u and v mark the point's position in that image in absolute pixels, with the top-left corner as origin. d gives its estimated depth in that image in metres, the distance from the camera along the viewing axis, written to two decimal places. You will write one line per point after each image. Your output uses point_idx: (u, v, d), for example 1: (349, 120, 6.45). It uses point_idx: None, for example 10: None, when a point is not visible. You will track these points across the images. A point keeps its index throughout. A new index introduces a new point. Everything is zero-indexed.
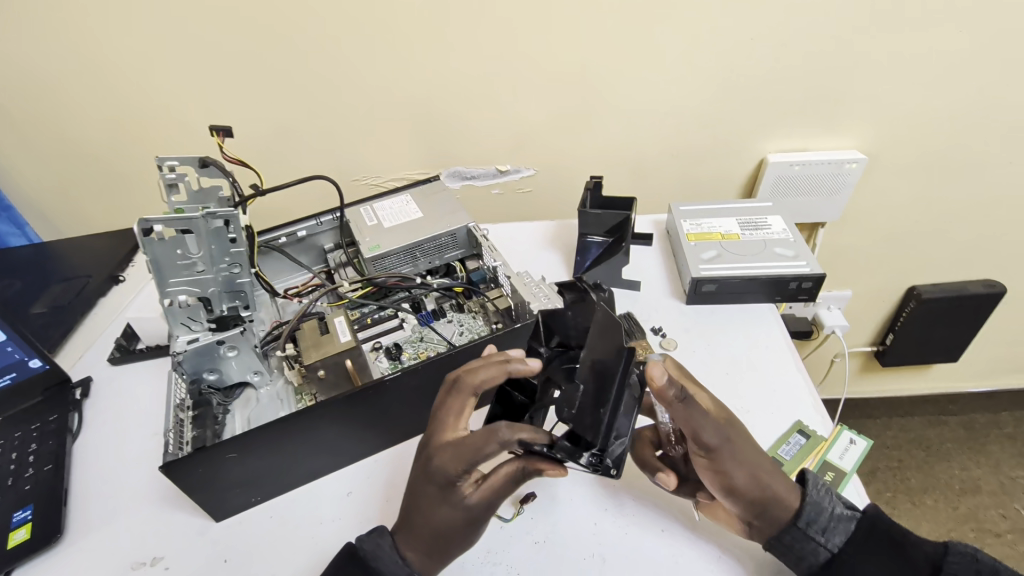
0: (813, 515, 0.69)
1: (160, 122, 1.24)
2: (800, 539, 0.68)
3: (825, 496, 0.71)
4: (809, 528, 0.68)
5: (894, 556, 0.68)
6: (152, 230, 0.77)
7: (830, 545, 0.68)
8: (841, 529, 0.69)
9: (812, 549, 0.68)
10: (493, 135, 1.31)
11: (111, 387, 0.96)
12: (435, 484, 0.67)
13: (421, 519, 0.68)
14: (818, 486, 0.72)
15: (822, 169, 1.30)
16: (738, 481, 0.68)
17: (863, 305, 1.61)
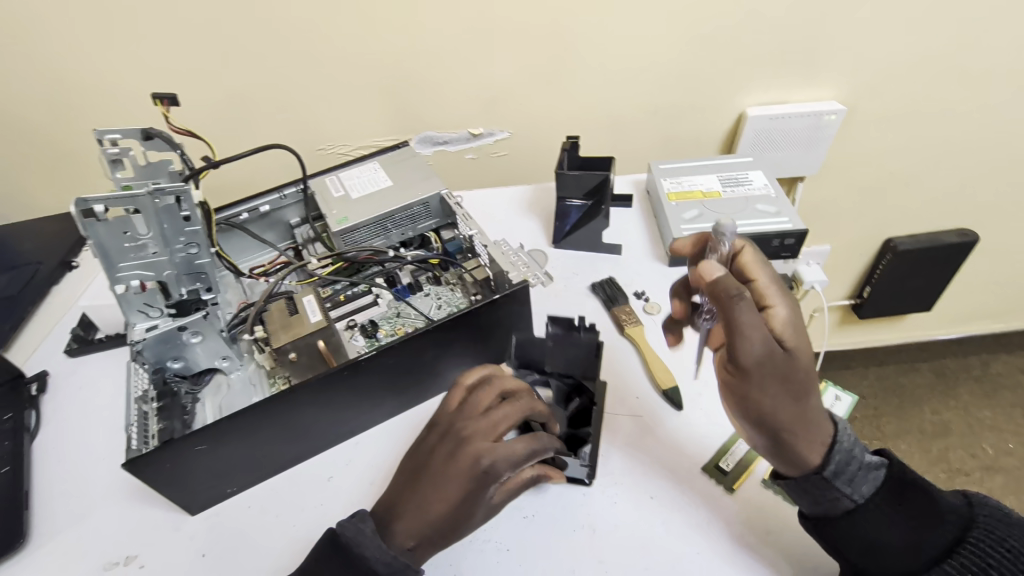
0: (842, 465, 0.65)
1: (100, 93, 1.14)
2: (823, 488, 0.65)
3: (855, 447, 0.68)
4: (836, 478, 0.65)
5: (920, 510, 0.64)
6: (92, 211, 0.70)
7: (854, 496, 0.65)
8: (869, 481, 0.66)
9: (834, 499, 0.65)
10: (463, 97, 1.24)
11: (71, 380, 0.90)
12: (479, 485, 0.63)
13: (444, 514, 0.63)
14: (846, 434, 0.68)
15: (802, 121, 1.27)
16: (779, 408, 0.66)
17: (841, 259, 1.62)
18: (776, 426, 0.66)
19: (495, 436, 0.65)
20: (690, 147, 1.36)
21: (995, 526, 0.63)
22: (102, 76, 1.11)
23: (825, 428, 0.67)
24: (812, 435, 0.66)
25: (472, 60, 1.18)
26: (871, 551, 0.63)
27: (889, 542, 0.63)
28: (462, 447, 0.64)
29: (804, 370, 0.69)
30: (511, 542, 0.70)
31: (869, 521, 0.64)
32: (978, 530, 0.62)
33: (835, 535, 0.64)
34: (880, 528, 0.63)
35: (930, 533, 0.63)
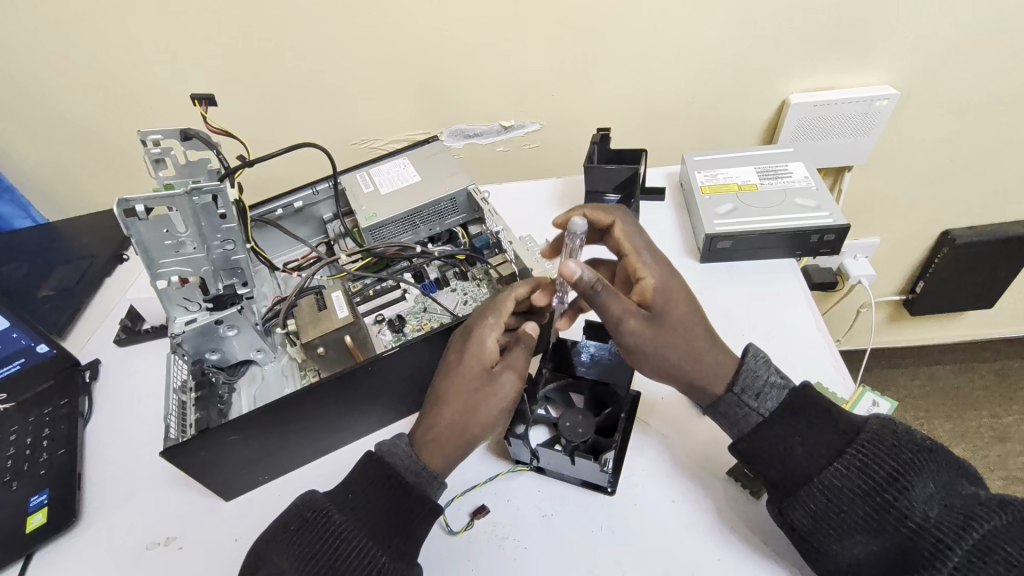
0: (748, 382, 0.71)
1: (145, 94, 1.19)
2: (733, 405, 0.71)
3: (762, 367, 0.72)
4: (743, 394, 0.70)
5: (816, 418, 0.67)
6: (134, 211, 0.73)
7: (761, 410, 0.70)
8: (775, 396, 0.70)
9: (743, 415, 0.70)
10: (493, 90, 1.23)
11: (120, 368, 0.96)
12: (473, 359, 0.73)
13: (451, 392, 0.72)
14: (758, 358, 0.72)
15: (850, 108, 1.20)
16: (696, 350, 0.73)
17: (892, 252, 1.53)
18: (677, 364, 0.74)
19: (485, 317, 0.75)
20: (727, 136, 1.32)
21: (885, 429, 0.64)
22: (148, 77, 1.16)
23: (727, 364, 0.74)
24: (711, 368, 0.73)
25: (502, 52, 1.17)
26: (775, 460, 0.66)
27: (791, 453, 0.66)
28: (462, 333, 0.75)
29: (682, 318, 0.76)
30: (530, 540, 0.70)
31: (773, 432, 0.67)
32: (867, 433, 0.64)
33: (747, 449, 0.69)
34: (782, 439, 0.67)
35: (826, 437, 0.65)
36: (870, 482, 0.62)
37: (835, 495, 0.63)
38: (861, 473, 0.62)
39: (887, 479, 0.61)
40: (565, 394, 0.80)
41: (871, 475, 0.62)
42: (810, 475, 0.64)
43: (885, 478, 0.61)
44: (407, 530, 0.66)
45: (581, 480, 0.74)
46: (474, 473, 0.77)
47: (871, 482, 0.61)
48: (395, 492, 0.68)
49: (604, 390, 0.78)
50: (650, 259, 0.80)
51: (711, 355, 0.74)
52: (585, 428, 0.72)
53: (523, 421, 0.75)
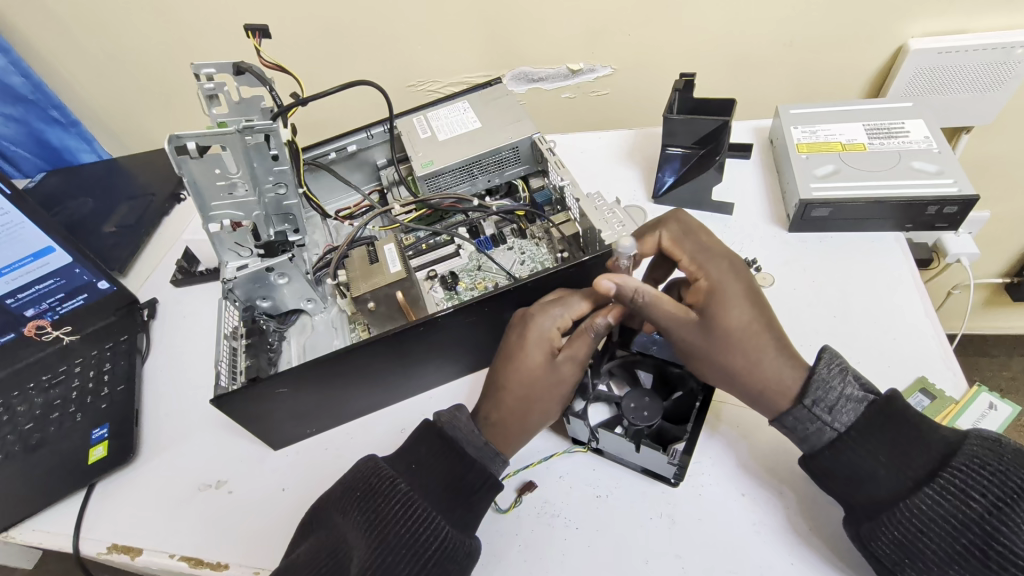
0: (820, 393, 0.60)
1: (201, 26, 1.14)
2: (802, 421, 0.61)
3: (837, 376, 0.61)
4: (814, 407, 0.60)
5: (903, 433, 0.57)
6: (185, 148, 0.70)
7: (835, 426, 0.60)
8: (851, 410, 0.60)
9: (815, 431, 0.60)
10: (563, 27, 1.11)
11: (177, 308, 0.96)
12: (535, 347, 0.68)
13: (511, 381, 0.68)
14: (832, 365, 0.62)
15: (983, 56, 1.01)
16: (760, 368, 0.63)
17: (1004, 228, 1.35)
18: (733, 378, 0.65)
19: (547, 304, 0.69)
20: (826, 87, 1.16)
21: (990, 451, 0.54)
22: (202, 7, 1.10)
23: (793, 373, 0.63)
24: (772, 383, 0.63)
25: None
26: (852, 481, 0.58)
27: (872, 473, 0.57)
28: (521, 319, 0.70)
29: (744, 324, 0.65)
30: (581, 520, 0.66)
31: (851, 453, 0.58)
32: (966, 455, 0.54)
33: (820, 469, 0.60)
34: (863, 458, 0.58)
35: (914, 457, 0.56)
36: (968, 512, 0.52)
37: (924, 523, 0.54)
38: (956, 501, 0.53)
39: (989, 510, 0.52)
40: (629, 371, 0.74)
41: (969, 504, 0.53)
42: (894, 498, 0.56)
43: (986, 509, 0.52)
44: (465, 503, 0.63)
45: (643, 468, 0.68)
46: (528, 450, 0.73)
47: (969, 512, 0.52)
48: (453, 461, 0.65)
49: (674, 371, 0.71)
50: (702, 253, 0.68)
51: (772, 364, 0.63)
52: (651, 411, 0.67)
53: (582, 397, 0.69)
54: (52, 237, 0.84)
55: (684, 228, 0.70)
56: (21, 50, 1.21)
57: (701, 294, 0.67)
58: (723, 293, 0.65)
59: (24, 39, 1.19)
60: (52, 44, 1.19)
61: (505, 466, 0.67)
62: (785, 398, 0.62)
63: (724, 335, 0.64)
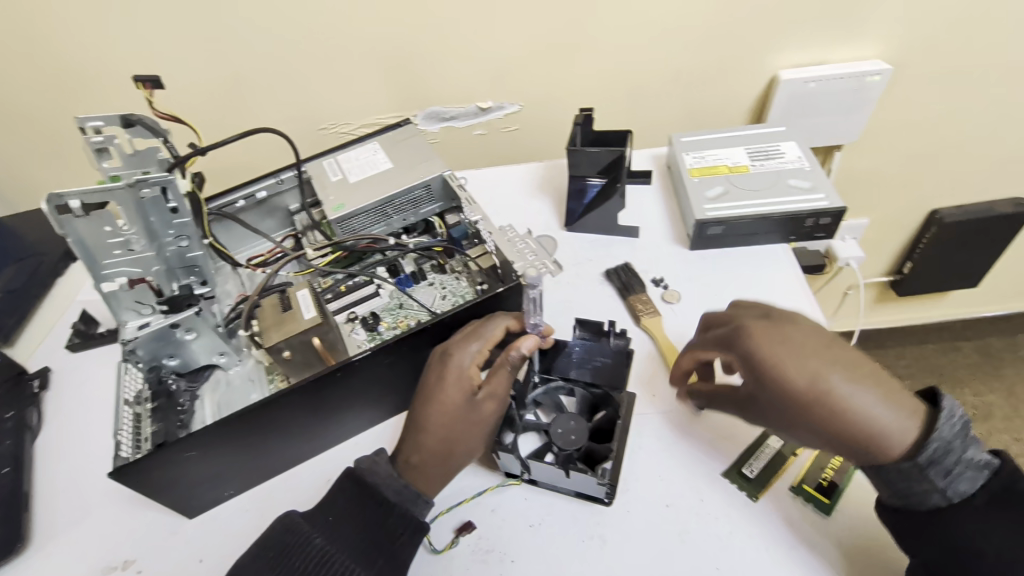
0: (938, 455, 0.57)
1: (91, 77, 1.09)
2: (913, 476, 0.58)
3: (958, 433, 0.59)
4: (929, 467, 0.57)
5: (1021, 508, 0.56)
6: (68, 207, 0.67)
7: (948, 490, 0.58)
8: (970, 478, 0.58)
9: (921, 491, 0.59)
10: (468, 68, 1.16)
11: (73, 376, 0.89)
12: (455, 385, 0.68)
13: (432, 423, 0.67)
14: (953, 419, 0.59)
15: (840, 84, 1.15)
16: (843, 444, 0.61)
17: (880, 233, 1.50)
18: (831, 430, 0.61)
19: (464, 340, 0.70)
20: (714, 116, 1.26)
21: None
22: (92, 58, 1.06)
23: (904, 427, 0.59)
24: (883, 430, 0.59)
25: (476, 27, 1.09)
26: (964, 549, 0.57)
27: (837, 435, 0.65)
28: (440, 358, 0.70)
29: (798, 358, 0.63)
30: (516, 552, 0.66)
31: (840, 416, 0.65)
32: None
33: (927, 535, 0.58)
34: (977, 528, 0.57)
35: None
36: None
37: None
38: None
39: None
40: (554, 399, 0.75)
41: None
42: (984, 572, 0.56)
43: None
44: (391, 552, 0.61)
45: (576, 491, 0.69)
46: (461, 486, 0.72)
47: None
48: (377, 506, 0.63)
49: (597, 393, 0.73)
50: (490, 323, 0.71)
51: (899, 397, 0.61)
52: (578, 434, 0.69)
53: (511, 429, 0.70)
54: None
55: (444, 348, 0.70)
56: None
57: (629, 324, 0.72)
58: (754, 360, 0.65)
59: None
60: None
61: (429, 507, 0.64)
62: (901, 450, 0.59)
63: (810, 385, 0.61)
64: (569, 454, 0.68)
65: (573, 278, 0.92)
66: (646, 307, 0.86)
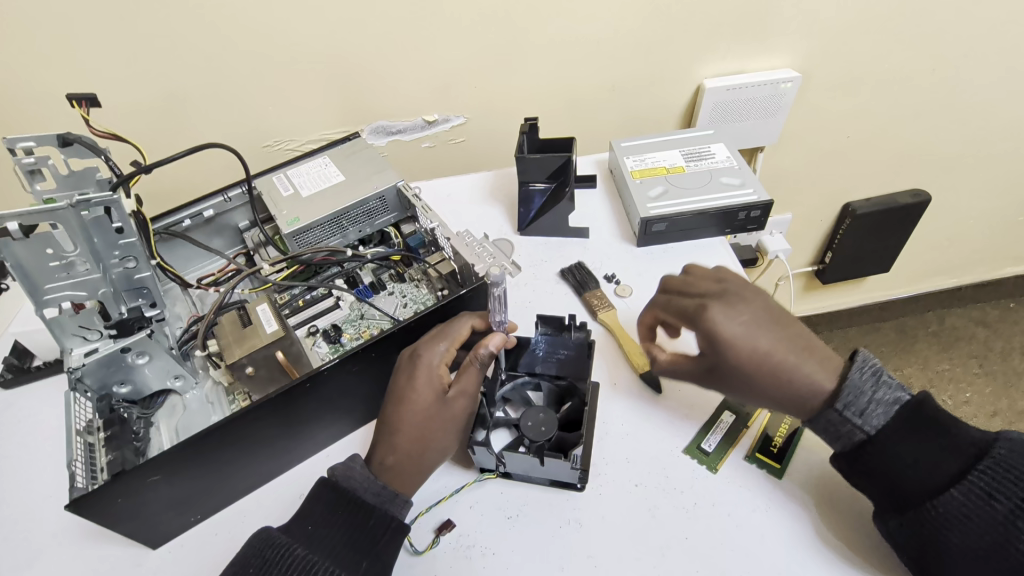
0: (852, 398, 0.66)
1: (12, 98, 1.04)
2: (835, 423, 0.66)
3: (870, 381, 0.66)
4: (847, 411, 0.65)
5: (942, 440, 0.62)
6: (5, 230, 0.63)
7: (866, 427, 0.65)
8: (881, 413, 0.65)
9: (847, 432, 0.66)
10: (413, 82, 1.18)
11: (8, 413, 0.84)
12: (426, 384, 0.70)
13: (404, 422, 0.69)
14: (866, 370, 0.67)
15: (759, 90, 1.26)
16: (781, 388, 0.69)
17: (803, 226, 1.63)
18: (767, 390, 0.70)
19: (433, 339, 0.72)
20: (649, 122, 1.35)
21: (1016, 453, 0.60)
22: (12, 78, 1.01)
23: (825, 378, 0.69)
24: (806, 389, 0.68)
25: (419, 42, 1.12)
26: (899, 480, 0.63)
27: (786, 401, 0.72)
28: (409, 359, 0.71)
29: (743, 328, 0.71)
30: (497, 545, 0.68)
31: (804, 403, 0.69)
32: (999, 457, 0.60)
33: (870, 470, 0.64)
34: (905, 458, 0.63)
35: (945, 460, 0.62)
36: (994, 513, 0.58)
37: (949, 522, 0.60)
38: (982, 502, 0.59)
39: (1012, 511, 0.58)
40: (521, 394, 0.79)
41: (993, 505, 0.59)
42: (921, 499, 0.61)
43: (1010, 510, 0.58)
44: (373, 555, 0.61)
45: (550, 480, 0.72)
46: (437, 487, 0.73)
47: (994, 514, 0.58)
48: (357, 513, 0.64)
49: (561, 385, 0.77)
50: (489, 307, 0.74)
51: (819, 356, 0.71)
52: (547, 425, 0.71)
53: (484, 426, 0.72)
54: None
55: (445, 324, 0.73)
56: None
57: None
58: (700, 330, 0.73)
59: None
60: None
61: (407, 506, 0.66)
62: (821, 398, 0.68)
63: (755, 352, 0.70)
64: (543, 445, 0.71)
65: (530, 280, 0.96)
66: (600, 303, 0.90)
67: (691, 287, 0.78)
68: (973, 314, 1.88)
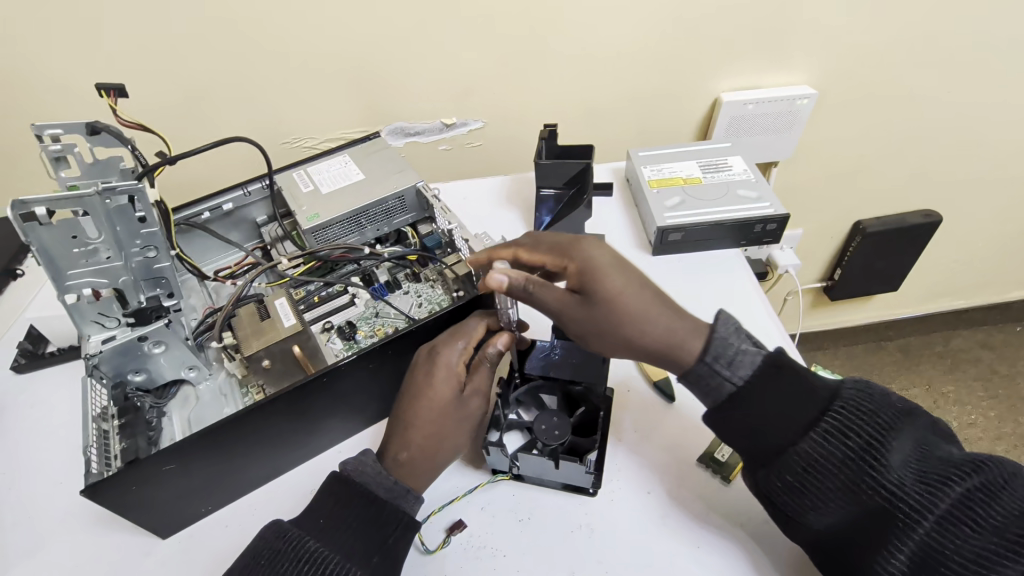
0: (721, 349, 0.65)
1: (37, 86, 1.05)
2: (705, 375, 0.65)
3: (734, 335, 0.67)
4: (715, 362, 0.65)
5: (797, 386, 0.64)
6: (33, 214, 0.63)
7: (734, 379, 0.65)
8: (749, 365, 0.65)
9: (716, 385, 0.65)
10: (432, 85, 1.19)
11: (22, 398, 0.84)
12: (445, 383, 0.69)
13: (421, 420, 0.68)
14: (730, 322, 0.67)
15: (775, 106, 1.26)
16: (652, 328, 0.68)
17: (813, 242, 1.63)
18: (641, 333, 0.68)
19: (453, 338, 0.71)
20: (665, 134, 1.35)
21: (863, 396, 0.63)
22: (38, 67, 1.02)
23: (696, 336, 0.67)
24: (672, 339, 0.67)
25: (441, 46, 1.13)
26: (768, 432, 0.63)
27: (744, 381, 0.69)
28: (429, 354, 0.70)
29: (622, 284, 0.68)
30: (508, 547, 0.68)
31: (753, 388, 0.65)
32: (848, 400, 0.62)
33: (724, 420, 0.65)
34: (762, 407, 0.64)
35: (805, 405, 0.63)
36: (847, 450, 0.60)
37: (813, 463, 0.61)
38: (838, 441, 0.61)
39: (864, 448, 0.60)
40: (535, 396, 0.77)
41: (846, 444, 0.60)
42: (786, 444, 0.63)
43: (861, 447, 0.60)
44: (386, 551, 0.61)
45: (563, 484, 0.72)
46: (448, 487, 0.73)
47: (848, 451, 0.60)
48: (371, 510, 0.63)
49: (576, 390, 0.76)
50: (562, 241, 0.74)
51: (673, 313, 0.69)
52: (561, 429, 0.71)
53: (497, 428, 0.73)
54: None
55: (533, 235, 0.76)
56: None
57: (576, 274, 0.70)
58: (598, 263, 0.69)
59: None
60: None
61: (419, 502, 0.66)
62: (691, 353, 0.67)
63: (618, 291, 0.68)
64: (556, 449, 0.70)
65: None
66: None
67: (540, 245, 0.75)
68: (980, 337, 1.87)
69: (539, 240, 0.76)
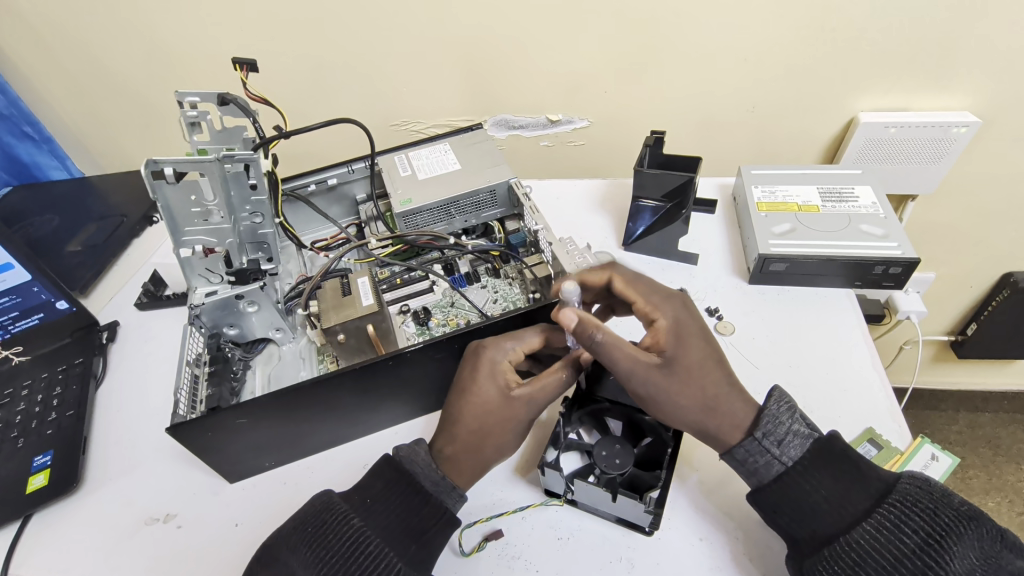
0: (770, 427, 0.63)
1: (190, 54, 1.17)
2: (752, 453, 0.63)
3: (786, 413, 0.64)
4: (764, 440, 0.62)
5: (849, 473, 0.59)
6: (162, 173, 0.70)
7: (783, 459, 0.62)
8: (798, 445, 0.62)
9: (764, 464, 0.62)
10: (543, 79, 1.17)
11: (138, 332, 0.95)
12: (488, 379, 0.68)
13: (464, 413, 0.67)
14: (781, 402, 0.64)
15: (924, 132, 1.10)
16: (720, 404, 0.65)
17: (947, 289, 1.43)
18: (701, 414, 0.65)
19: (500, 337, 0.70)
20: (785, 152, 1.24)
21: (921, 491, 0.57)
22: (192, 37, 1.14)
23: (747, 411, 0.65)
24: (727, 416, 0.65)
25: (555, 39, 1.11)
26: (809, 515, 0.59)
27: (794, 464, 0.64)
28: (475, 349, 0.69)
29: (698, 359, 0.66)
30: (543, 563, 0.66)
31: (798, 478, 0.60)
32: (903, 494, 0.57)
33: (766, 502, 0.62)
34: (810, 492, 0.59)
35: (855, 494, 0.58)
36: (902, 548, 0.54)
37: (862, 559, 0.55)
38: (890, 538, 0.55)
39: (921, 547, 0.54)
40: (597, 419, 0.74)
41: (902, 541, 0.55)
42: (833, 535, 0.57)
43: (916, 546, 0.54)
44: (424, 539, 0.62)
45: (617, 517, 0.68)
46: (494, 495, 0.72)
47: (902, 549, 0.54)
48: (413, 497, 0.63)
49: (644, 419, 0.71)
50: (659, 294, 0.71)
51: (740, 392, 0.66)
52: (623, 459, 0.66)
53: (555, 446, 0.69)
54: (12, 253, 0.83)
55: (635, 271, 0.73)
56: (8, 71, 1.22)
57: (661, 330, 0.68)
58: (681, 329, 0.68)
59: (6, 59, 1.20)
60: (38, 62, 1.21)
61: (462, 501, 0.66)
62: (738, 431, 0.64)
63: (692, 367, 0.66)
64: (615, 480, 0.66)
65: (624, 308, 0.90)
66: None
67: (630, 289, 0.72)
68: None
69: (641, 275, 0.73)
